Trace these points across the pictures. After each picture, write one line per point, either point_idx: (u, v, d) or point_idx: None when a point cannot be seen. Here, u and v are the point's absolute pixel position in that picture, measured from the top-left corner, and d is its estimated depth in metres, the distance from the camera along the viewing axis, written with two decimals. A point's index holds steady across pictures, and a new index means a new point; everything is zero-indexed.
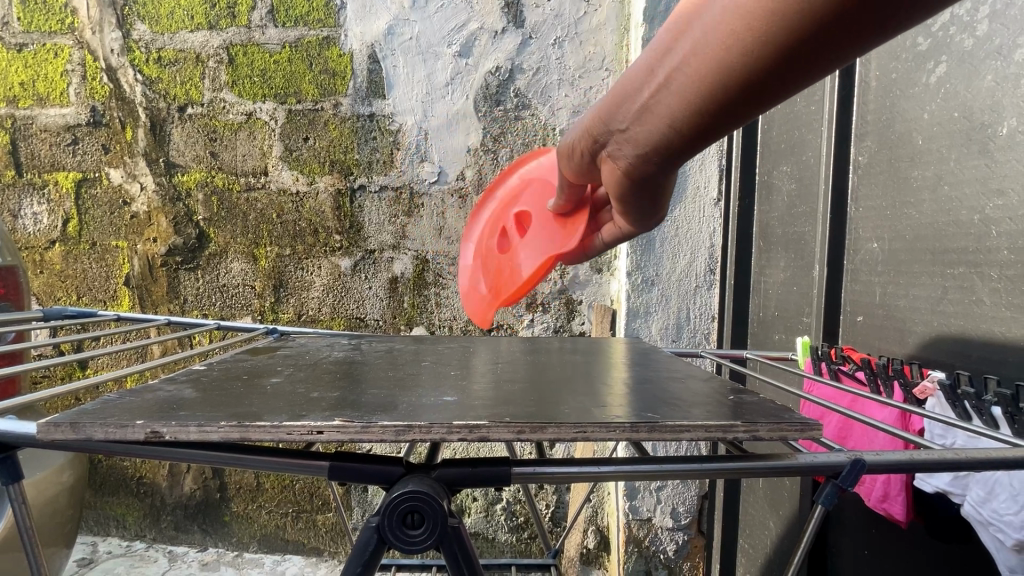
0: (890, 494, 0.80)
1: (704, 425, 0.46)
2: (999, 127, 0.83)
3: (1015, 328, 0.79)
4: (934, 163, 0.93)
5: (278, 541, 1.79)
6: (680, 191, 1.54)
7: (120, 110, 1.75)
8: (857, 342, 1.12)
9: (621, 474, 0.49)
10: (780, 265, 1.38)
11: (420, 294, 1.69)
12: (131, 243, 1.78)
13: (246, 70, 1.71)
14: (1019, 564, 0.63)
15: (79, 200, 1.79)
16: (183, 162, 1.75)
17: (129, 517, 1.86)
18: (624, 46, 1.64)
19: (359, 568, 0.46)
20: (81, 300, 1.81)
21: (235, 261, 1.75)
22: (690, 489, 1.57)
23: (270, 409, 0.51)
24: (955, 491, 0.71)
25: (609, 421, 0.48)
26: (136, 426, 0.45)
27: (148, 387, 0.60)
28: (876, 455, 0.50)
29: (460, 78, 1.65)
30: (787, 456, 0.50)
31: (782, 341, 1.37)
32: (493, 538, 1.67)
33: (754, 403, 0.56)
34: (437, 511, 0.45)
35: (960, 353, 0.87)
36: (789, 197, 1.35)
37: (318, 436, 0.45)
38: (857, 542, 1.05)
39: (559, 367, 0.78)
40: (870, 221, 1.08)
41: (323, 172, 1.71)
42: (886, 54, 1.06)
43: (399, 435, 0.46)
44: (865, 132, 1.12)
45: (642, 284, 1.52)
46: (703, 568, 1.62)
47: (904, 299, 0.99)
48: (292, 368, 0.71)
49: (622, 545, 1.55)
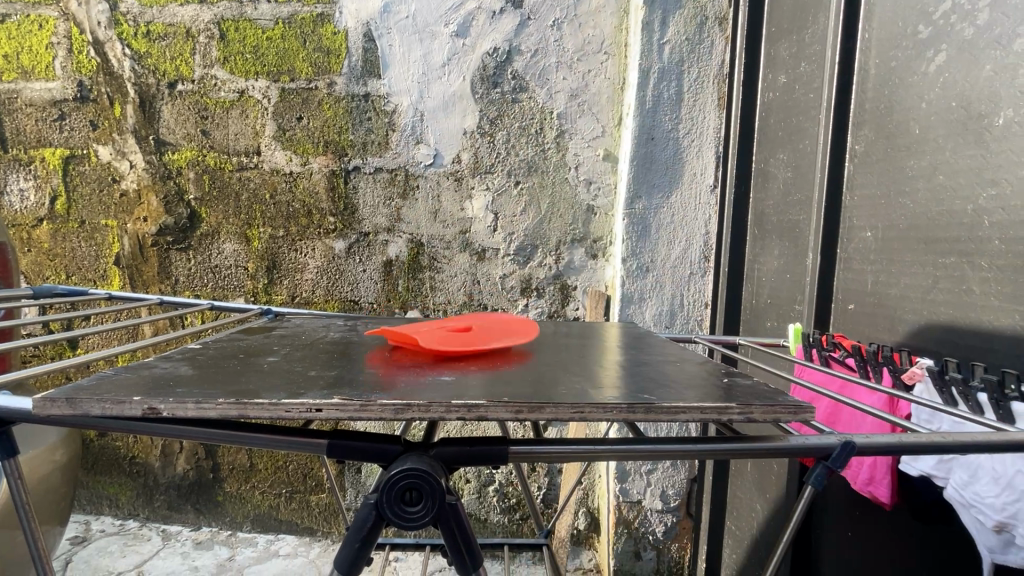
0: (875, 477, 0.82)
1: (699, 406, 0.47)
2: (996, 117, 0.83)
3: (1003, 317, 0.80)
4: (930, 152, 0.94)
5: (272, 521, 1.81)
6: (677, 177, 1.54)
7: (108, 85, 1.71)
8: (847, 330, 1.13)
9: (617, 452, 0.50)
10: (774, 252, 1.39)
11: (415, 277, 1.69)
12: (120, 222, 1.75)
13: (238, 46, 1.68)
14: (999, 544, 0.64)
15: (66, 176, 1.76)
16: (173, 140, 1.72)
17: (122, 496, 1.86)
18: (623, 28, 1.62)
19: (357, 544, 0.47)
20: (70, 279, 1.79)
21: (227, 242, 1.73)
22: (680, 472, 1.60)
23: (267, 386, 0.51)
24: (939, 475, 0.72)
25: (606, 401, 0.48)
26: (133, 402, 0.45)
27: (143, 364, 0.60)
28: (866, 438, 0.51)
29: (457, 58, 1.62)
30: (779, 438, 0.52)
31: (773, 328, 1.38)
32: (485, 519, 1.70)
33: (747, 386, 0.57)
34: (436, 488, 0.45)
35: (948, 341, 0.89)
36: (785, 185, 1.35)
37: (316, 414, 0.46)
38: (842, 524, 1.08)
39: (554, 349, 0.78)
40: (864, 210, 1.09)
41: (316, 152, 1.68)
42: (886, 42, 1.06)
43: (398, 413, 0.46)
44: (862, 121, 1.12)
45: (637, 270, 1.53)
46: (691, 549, 1.66)
47: (895, 287, 1.00)
48: (287, 348, 0.71)
49: (612, 526, 1.59)
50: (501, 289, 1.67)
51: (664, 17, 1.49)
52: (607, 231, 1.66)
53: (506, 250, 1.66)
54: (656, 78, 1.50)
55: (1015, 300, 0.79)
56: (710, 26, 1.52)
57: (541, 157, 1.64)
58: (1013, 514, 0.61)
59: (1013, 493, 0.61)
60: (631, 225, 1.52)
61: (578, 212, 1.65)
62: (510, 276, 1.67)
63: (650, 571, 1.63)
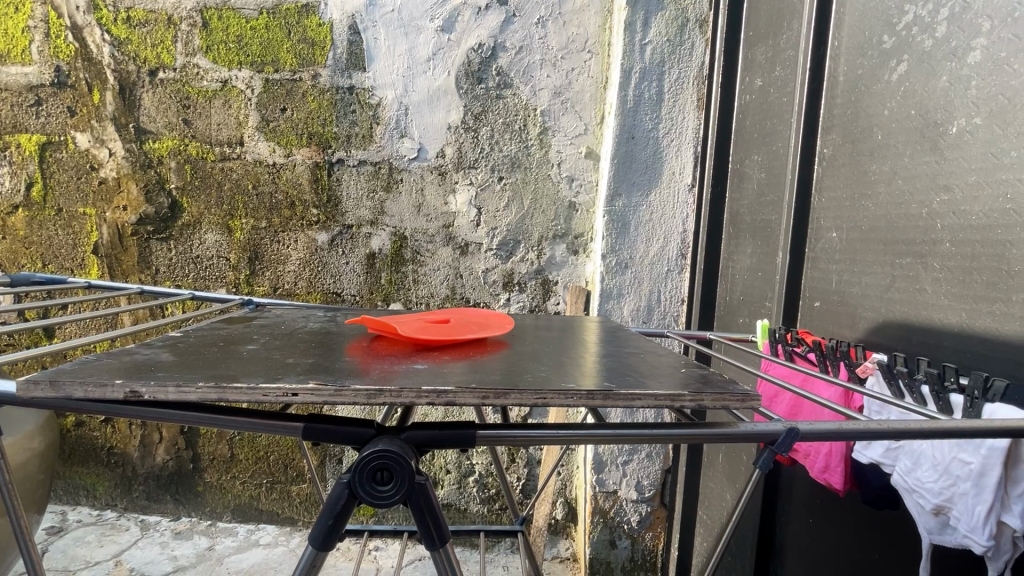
0: (831, 465, 0.86)
1: (653, 393, 0.51)
2: (950, 125, 0.87)
3: (951, 315, 0.85)
4: (891, 158, 0.98)
5: (252, 511, 1.82)
6: (656, 176, 1.58)
7: (87, 71, 1.69)
8: (812, 326, 1.18)
9: (580, 437, 0.54)
10: (747, 251, 1.44)
11: (398, 270, 1.70)
12: (99, 211, 1.74)
13: (221, 36, 1.67)
14: (936, 527, 0.68)
15: (43, 163, 1.74)
16: (154, 128, 1.71)
17: (100, 487, 1.85)
18: (607, 28, 1.64)
19: (330, 519, 0.50)
20: (47, 267, 1.77)
21: (209, 232, 1.72)
22: (655, 463, 1.64)
23: (246, 372, 0.53)
24: (887, 462, 0.76)
25: (568, 388, 0.52)
26: (114, 385, 0.47)
27: (124, 350, 0.61)
28: (809, 425, 0.55)
29: (442, 53, 1.63)
30: (730, 424, 0.55)
31: (745, 324, 1.43)
32: (465, 509, 1.73)
33: (706, 376, 0.61)
34: (405, 470, 0.48)
35: (902, 338, 0.93)
36: (759, 186, 1.40)
37: (293, 398, 0.48)
38: (803, 511, 1.13)
39: (529, 341, 0.81)
40: (831, 211, 1.14)
41: (300, 144, 1.68)
42: (854, 50, 1.10)
43: (371, 398, 0.49)
44: (831, 126, 1.16)
45: (616, 266, 1.57)
46: (664, 538, 1.71)
47: (856, 286, 1.05)
48: (267, 337, 0.73)
49: (588, 515, 1.63)
50: (483, 283, 1.70)
51: (646, 18, 1.52)
52: (588, 228, 1.69)
53: (489, 245, 1.69)
54: (637, 78, 1.53)
55: (963, 299, 0.83)
56: (691, 29, 1.55)
57: (525, 154, 1.67)
58: (949, 498, 0.65)
59: (950, 479, 0.65)
60: (611, 222, 1.56)
61: (560, 209, 1.68)
62: (492, 270, 1.69)
63: (625, 559, 1.68)
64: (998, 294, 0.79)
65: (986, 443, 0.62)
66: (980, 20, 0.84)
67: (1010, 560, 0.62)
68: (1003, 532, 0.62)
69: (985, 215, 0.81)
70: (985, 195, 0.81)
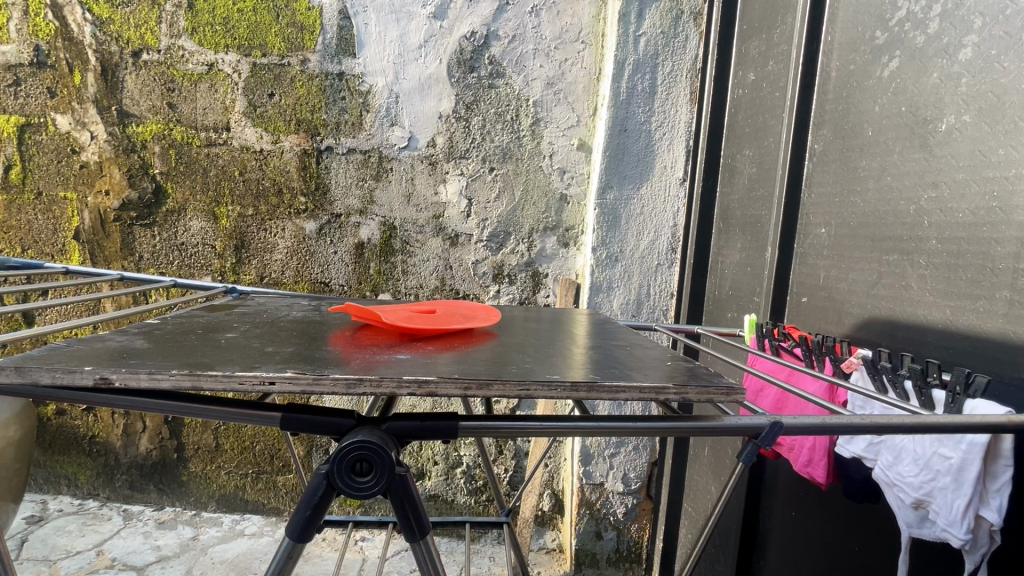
0: (814, 458, 0.86)
1: (638, 385, 0.51)
2: (939, 122, 0.87)
3: (935, 312, 0.86)
4: (880, 154, 0.98)
5: (237, 501, 1.80)
6: (648, 169, 1.57)
7: (68, 51, 1.65)
8: (799, 321, 1.19)
9: (566, 430, 0.53)
10: (737, 245, 1.44)
11: (387, 260, 1.68)
12: (80, 195, 1.70)
13: (206, 17, 1.62)
14: (915, 519, 0.69)
15: (22, 145, 1.70)
16: (138, 112, 1.67)
17: (81, 476, 1.83)
18: (601, 18, 1.62)
19: (308, 511, 0.49)
20: (27, 253, 1.73)
21: (194, 219, 1.69)
22: (641, 456, 1.65)
23: (223, 360, 0.52)
24: (869, 457, 0.76)
25: (553, 380, 0.51)
26: (84, 372, 0.46)
27: (98, 336, 0.59)
28: (793, 418, 0.54)
29: (433, 40, 1.61)
30: (715, 418, 0.55)
31: (733, 319, 1.43)
32: (451, 500, 1.73)
33: (694, 370, 0.60)
34: (385, 460, 0.47)
35: (886, 334, 0.94)
36: (749, 180, 1.40)
37: (270, 386, 0.47)
38: (786, 504, 1.15)
39: (517, 332, 0.81)
40: (820, 207, 1.14)
41: (288, 131, 1.66)
42: (847, 45, 1.10)
43: (350, 388, 0.48)
44: (822, 121, 1.16)
45: (607, 260, 1.57)
46: (650, 531, 1.72)
47: (844, 282, 1.06)
48: (249, 325, 0.72)
49: (576, 507, 1.64)
50: (473, 274, 1.69)
51: (641, 10, 1.51)
52: (579, 221, 1.68)
53: (479, 236, 1.67)
54: (631, 70, 1.52)
55: (948, 296, 0.84)
56: (685, 21, 1.54)
57: (517, 145, 1.65)
58: (928, 493, 0.65)
59: (929, 474, 0.66)
60: (602, 215, 1.55)
61: (552, 201, 1.67)
62: (483, 261, 1.68)
63: (610, 551, 1.70)
64: (982, 291, 0.79)
65: (966, 438, 0.62)
66: (972, 17, 0.83)
67: (987, 552, 0.64)
68: (981, 526, 0.63)
69: (971, 212, 0.81)
70: (971, 193, 0.82)
